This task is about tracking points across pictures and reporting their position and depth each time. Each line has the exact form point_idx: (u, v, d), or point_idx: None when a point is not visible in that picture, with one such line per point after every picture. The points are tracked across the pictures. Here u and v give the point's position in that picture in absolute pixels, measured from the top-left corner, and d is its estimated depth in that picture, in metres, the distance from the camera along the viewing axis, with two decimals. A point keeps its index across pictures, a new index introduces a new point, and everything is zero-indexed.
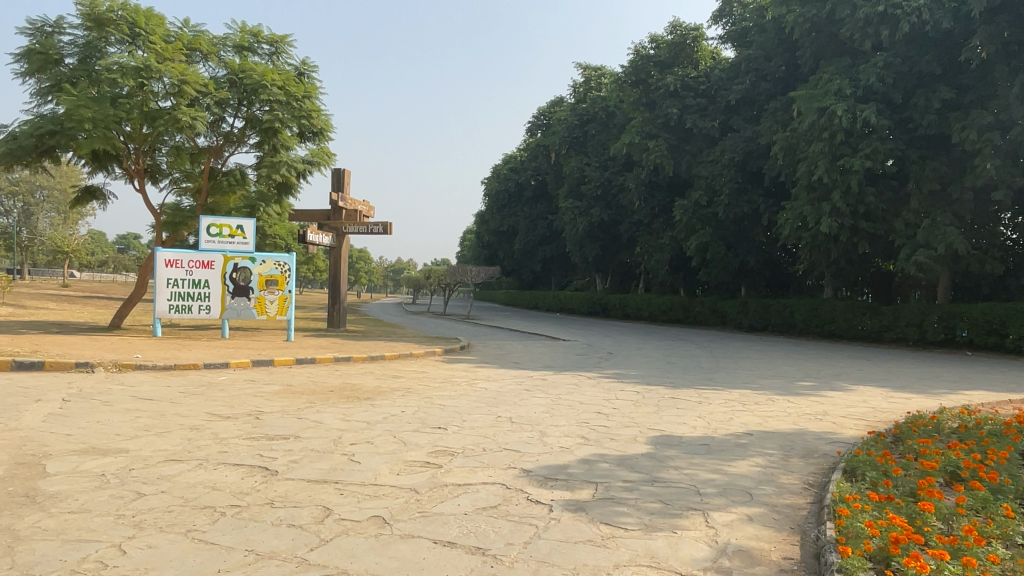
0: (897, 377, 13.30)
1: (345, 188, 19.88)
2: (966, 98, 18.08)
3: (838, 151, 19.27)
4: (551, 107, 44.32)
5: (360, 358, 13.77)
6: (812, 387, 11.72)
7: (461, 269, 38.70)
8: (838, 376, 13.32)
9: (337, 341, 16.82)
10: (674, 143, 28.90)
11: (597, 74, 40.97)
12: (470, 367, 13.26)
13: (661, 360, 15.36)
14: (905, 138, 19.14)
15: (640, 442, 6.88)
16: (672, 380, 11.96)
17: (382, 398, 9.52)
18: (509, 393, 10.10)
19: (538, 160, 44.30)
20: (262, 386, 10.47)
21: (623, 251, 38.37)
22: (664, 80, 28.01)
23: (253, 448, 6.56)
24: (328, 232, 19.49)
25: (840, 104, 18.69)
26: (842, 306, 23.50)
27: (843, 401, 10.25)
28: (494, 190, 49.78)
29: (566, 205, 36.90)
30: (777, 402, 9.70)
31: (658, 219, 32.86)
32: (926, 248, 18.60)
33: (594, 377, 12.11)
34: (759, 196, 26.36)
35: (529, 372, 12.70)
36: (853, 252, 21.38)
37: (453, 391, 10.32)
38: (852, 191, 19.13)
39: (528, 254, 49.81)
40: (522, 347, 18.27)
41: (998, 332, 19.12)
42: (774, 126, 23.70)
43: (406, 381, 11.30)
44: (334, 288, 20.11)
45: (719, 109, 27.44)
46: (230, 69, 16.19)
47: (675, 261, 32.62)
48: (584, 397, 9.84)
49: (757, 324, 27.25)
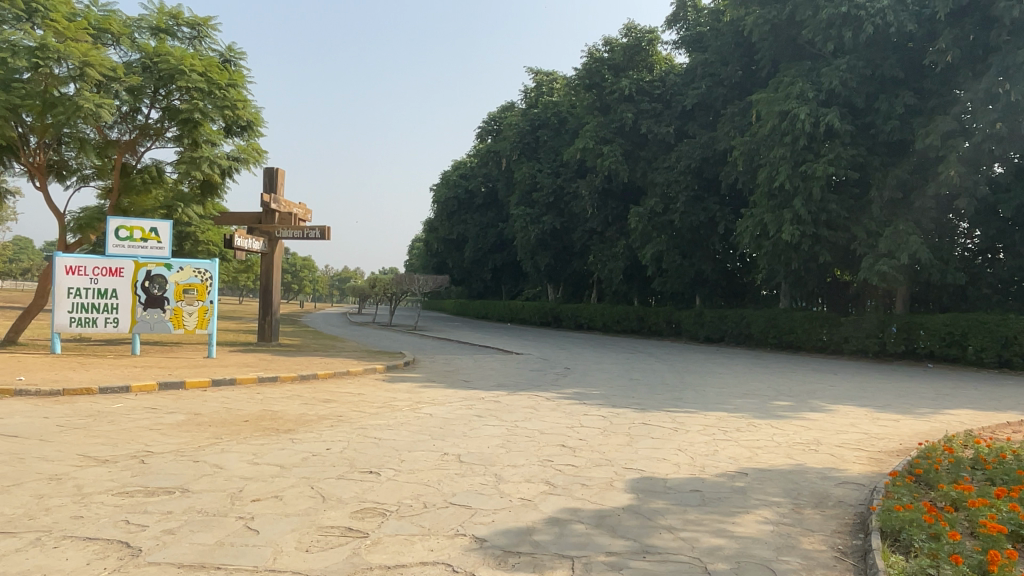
0: (874, 395, 12.41)
1: (278, 189, 18.21)
2: (929, 104, 17.54)
3: (800, 157, 18.60)
4: (501, 112, 43.13)
5: (289, 378, 12.18)
6: (791, 408, 10.67)
7: (408, 277, 37.19)
8: (812, 394, 12.35)
9: (267, 357, 15.12)
10: (629, 149, 28.09)
11: (549, 79, 40.04)
12: (412, 388, 11.81)
13: (623, 377, 14.18)
14: (866, 144, 18.49)
15: (618, 490, 5.62)
16: (639, 402, 10.75)
17: (306, 431, 8.02)
18: (457, 421, 8.72)
19: (489, 166, 43.00)
20: (164, 415, 8.85)
21: (575, 260, 37.38)
22: (619, 83, 27.15)
23: (121, 510, 5.01)
24: (259, 236, 17.80)
25: (803, 108, 18.01)
26: (800, 316, 22.91)
27: (830, 424, 9.19)
28: (443, 196, 48.25)
29: (517, 212, 35.70)
30: (761, 429, 8.57)
31: (612, 227, 31.98)
32: (888, 258, 18.06)
33: (553, 399, 10.82)
34: (716, 203, 25.73)
35: (480, 393, 11.35)
36: (812, 262, 20.71)
37: (392, 418, 8.88)
38: (814, 198, 18.56)
39: (478, 263, 48.51)
40: (472, 362, 16.90)
41: (959, 344, 18.70)
42: (732, 132, 23.06)
43: (337, 406, 9.81)
44: (266, 298, 18.35)
45: (674, 114, 26.69)
46: (144, 52, 14.35)
47: (629, 270, 31.83)
48: (544, 424, 8.55)
49: (713, 335, 26.51)
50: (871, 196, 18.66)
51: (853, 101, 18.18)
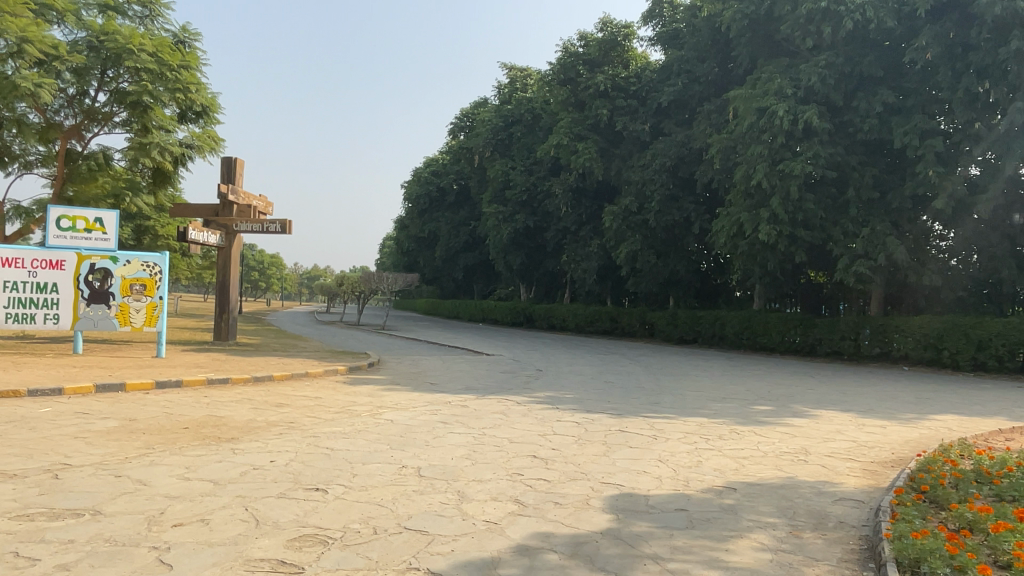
0: (856, 399, 11.98)
1: (237, 180, 17.36)
2: (907, 103, 17.29)
3: (778, 155, 18.23)
4: (474, 108, 42.33)
5: (242, 380, 11.38)
6: (773, 413, 10.15)
7: (376, 273, 36.21)
8: (793, 398, 11.87)
9: (223, 357, 14.26)
10: (604, 146, 27.61)
11: (523, 75, 39.38)
12: (374, 391, 11.07)
13: (597, 379, 13.60)
14: (844, 143, 18.18)
15: (595, 509, 4.99)
16: (616, 406, 10.16)
17: (252, 439, 7.27)
18: (420, 428, 8.03)
19: (461, 163, 42.20)
20: (95, 421, 8.03)
21: (548, 259, 36.83)
22: (594, 79, 26.65)
23: (14, 538, 4.24)
24: (215, 230, 16.93)
25: (781, 105, 17.61)
26: (775, 318, 22.60)
27: (817, 431, 8.69)
28: (415, 193, 47.34)
29: (489, 210, 35.00)
30: (746, 437, 8.02)
31: (585, 226, 31.50)
32: (865, 259, 17.83)
33: (524, 403, 10.18)
34: (691, 203, 25.34)
35: (446, 396, 10.66)
36: (788, 263, 20.38)
37: (349, 425, 8.16)
38: (792, 197, 18.15)
39: (450, 262, 47.74)
40: (439, 363, 16.20)
41: (934, 347, 18.48)
42: (708, 130, 22.67)
43: (291, 411, 9.05)
44: (222, 296, 17.43)
45: (649, 112, 26.25)
46: (90, 30, 13.43)
47: (603, 270, 31.36)
48: (515, 432, 7.92)
49: (687, 336, 26.12)
50: (848, 195, 18.38)
51: (832, 98, 17.84)
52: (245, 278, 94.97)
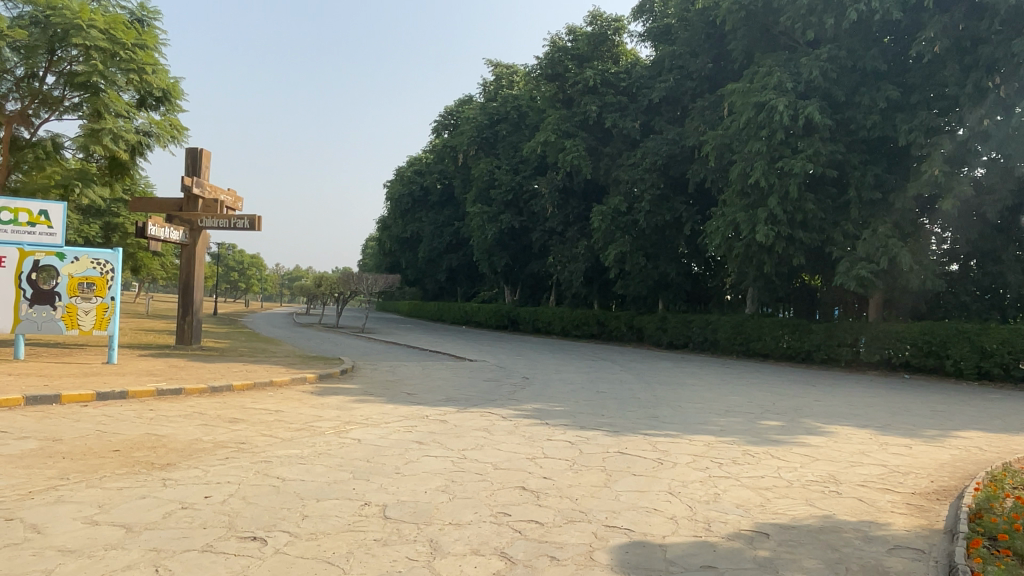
0: (868, 413, 11.07)
1: (203, 172, 16.19)
2: (912, 99, 16.55)
3: (777, 152, 17.43)
4: (459, 105, 41.20)
5: (196, 391, 10.24)
6: (785, 430, 9.20)
7: (355, 274, 35.03)
8: (801, 411, 10.93)
9: (181, 363, 13.10)
10: (592, 144, 26.70)
11: (509, 72, 38.38)
12: (343, 403, 9.98)
13: (588, 389, 12.59)
14: (846, 141, 17.40)
15: (602, 568, 3.97)
16: (612, 422, 9.16)
17: (191, 466, 6.17)
18: (390, 450, 6.97)
19: (445, 162, 41.08)
20: (10, 441, 6.90)
21: (534, 261, 35.83)
22: (583, 74, 25.72)
23: None
24: (178, 225, 15.77)
25: (781, 99, 16.76)
26: (769, 323, 21.77)
27: (840, 453, 7.74)
28: (397, 193, 46.14)
29: (474, 209, 33.91)
30: (763, 461, 7.05)
31: (572, 227, 30.61)
32: (867, 262, 17.06)
33: (510, 419, 9.15)
34: (682, 203, 24.47)
35: (423, 410, 9.60)
36: (785, 266, 19.56)
37: (310, 447, 7.08)
38: (791, 196, 17.34)
39: (433, 263, 46.64)
40: (419, 370, 15.13)
41: (936, 354, 17.71)
42: (701, 127, 21.81)
43: (244, 429, 7.95)
44: (186, 295, 16.20)
45: (640, 109, 25.33)
46: (35, 4, 12.26)
47: (590, 272, 30.45)
48: (500, 455, 6.89)
49: (677, 341, 25.23)
50: (849, 195, 17.60)
51: (834, 94, 17.06)
52: (224, 278, 93.06)
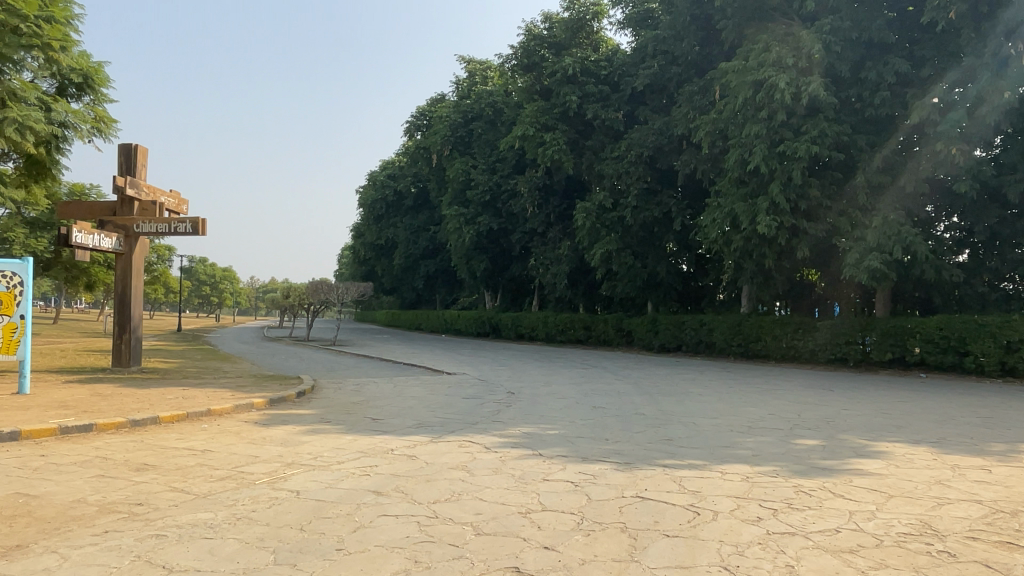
0: (912, 424, 9.48)
1: (139, 171, 14.30)
2: (923, 72, 15.24)
3: (777, 135, 15.99)
4: (431, 104, 39.30)
5: (111, 426, 8.42)
6: (829, 451, 7.55)
7: (323, 284, 32.88)
8: (836, 425, 9.30)
9: (110, 389, 11.26)
10: (573, 137, 25.15)
11: (482, 68, 36.80)
12: (291, 437, 8.19)
13: (584, 405, 10.89)
14: (851, 121, 15.96)
15: None
16: (619, 449, 7.49)
17: (46, 552, 4.37)
18: (335, 508, 5.22)
19: (418, 165, 39.31)
20: None
21: (514, 264, 34.17)
22: (562, 62, 24.17)
23: None
24: (111, 232, 13.89)
25: (783, 75, 15.29)
26: (769, 322, 20.30)
27: (915, 485, 6.11)
28: (370, 198, 44.25)
29: (450, 212, 32.17)
30: (827, 505, 5.39)
31: (554, 227, 29.11)
32: (878, 252, 15.65)
33: (495, 451, 7.42)
34: (671, 196, 22.98)
35: (387, 442, 7.84)
36: (787, 260, 18.11)
37: (229, 507, 5.31)
38: (794, 182, 15.92)
39: (409, 270, 44.83)
40: (390, 387, 13.36)
41: (955, 350, 16.29)
42: (690, 113, 20.30)
43: (151, 480, 6.15)
44: (122, 311, 14.28)
45: (623, 98, 23.80)
46: None
47: (574, 274, 28.91)
48: (483, 510, 5.18)
49: (669, 344, 23.70)
50: (856, 180, 16.19)
51: (837, 69, 15.67)
52: (195, 292, 90.25)
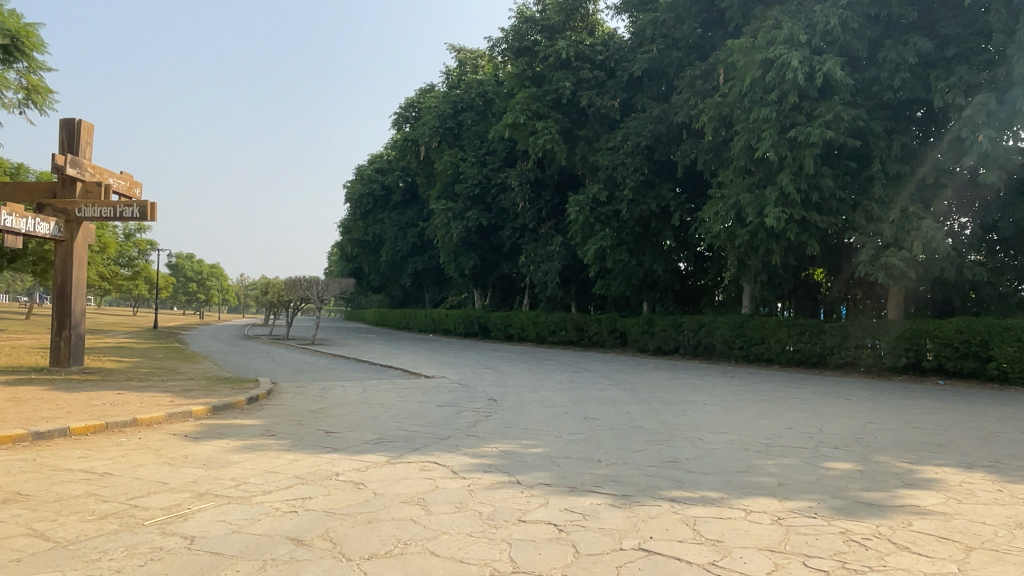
0: (953, 441, 8.16)
1: (83, 149, 12.86)
2: (947, 52, 13.94)
3: (787, 120, 14.69)
4: (420, 96, 37.86)
5: (6, 439, 7.02)
6: (870, 481, 6.19)
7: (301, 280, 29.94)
8: (868, 443, 7.95)
9: (33, 393, 9.85)
10: (566, 127, 23.82)
11: (473, 57, 35.44)
12: (219, 458, 6.80)
13: (574, 416, 9.54)
14: (868, 105, 14.66)
15: None
16: (615, 475, 6.11)
17: None
18: (229, 570, 3.83)
19: (406, 158, 37.88)
20: None
21: (505, 262, 32.83)
22: (555, 46, 22.80)
23: None
24: (48, 216, 12.48)
25: (796, 53, 14.01)
26: (772, 323, 19.01)
27: (993, 531, 4.75)
28: (357, 193, 42.79)
29: (437, 206, 30.75)
30: (893, 564, 4.04)
31: (546, 223, 27.84)
32: (895, 248, 14.36)
33: (463, 477, 6.05)
34: (669, 189, 21.69)
35: (334, 464, 6.47)
36: (794, 257, 16.83)
37: (86, 567, 3.91)
38: (805, 171, 14.65)
39: (397, 267, 43.48)
40: (358, 392, 11.99)
41: (976, 355, 15.02)
42: (691, 99, 18.98)
43: (12, 519, 4.77)
44: (61, 304, 12.85)
45: (619, 85, 22.48)
46: None
47: (566, 271, 27.61)
48: (431, 572, 3.81)
49: (665, 346, 22.42)
50: (871, 169, 14.92)
51: (854, 48, 14.35)
52: (182, 290, 88.71)
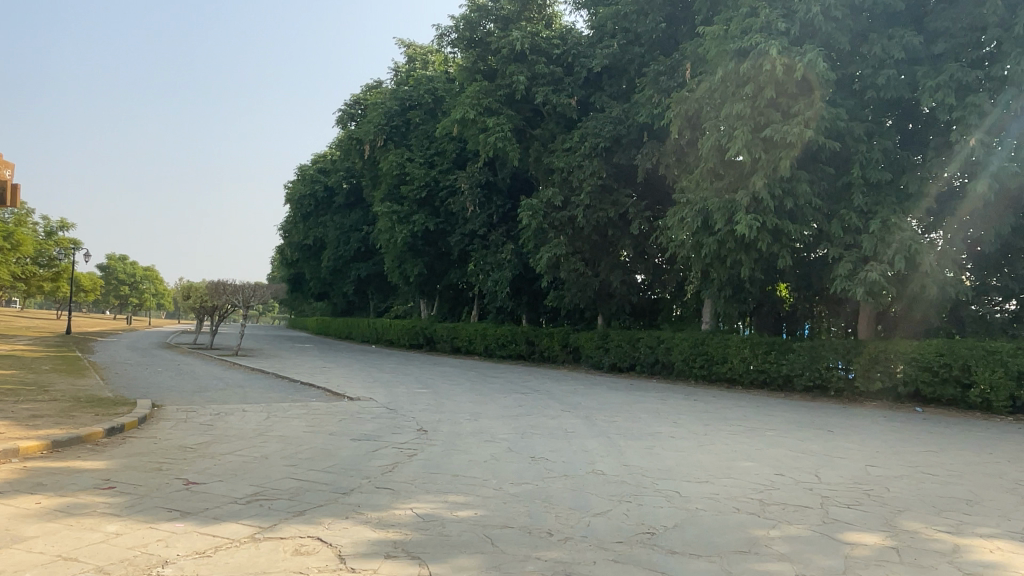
0: (984, 496, 6.60)
1: None
2: (936, 49, 12.71)
3: (762, 117, 13.29)
4: (367, 92, 35.69)
5: None
6: (916, 569, 4.51)
7: (226, 285, 27.04)
8: (884, 500, 6.33)
9: None
10: (520, 126, 22.16)
11: (423, 53, 33.61)
12: (9, 530, 4.78)
13: (519, 457, 7.71)
14: (849, 104, 13.36)
15: None
16: (570, 564, 4.29)
17: None
18: None
19: (350, 158, 35.62)
20: None
21: (454, 269, 30.85)
22: (509, 36, 21.12)
23: None
24: None
25: (774, 43, 12.66)
26: (736, 340, 17.57)
27: None
28: (298, 193, 40.23)
29: (381, 208, 28.70)
30: None
31: (496, 229, 26.11)
32: (875, 262, 13.03)
33: (351, 569, 4.16)
34: (628, 195, 20.18)
35: (171, 545, 4.52)
36: (764, 269, 15.45)
37: None
38: (780, 173, 13.27)
39: (340, 273, 41.10)
40: (262, 419, 9.98)
41: (956, 381, 13.80)
42: (655, 98, 17.49)
43: None
44: None
45: (577, 82, 20.93)
46: None
47: (517, 281, 25.87)
48: None
49: (621, 363, 20.86)
50: (850, 176, 13.61)
51: (835, 41, 13.03)
52: (113, 294, 83.88)
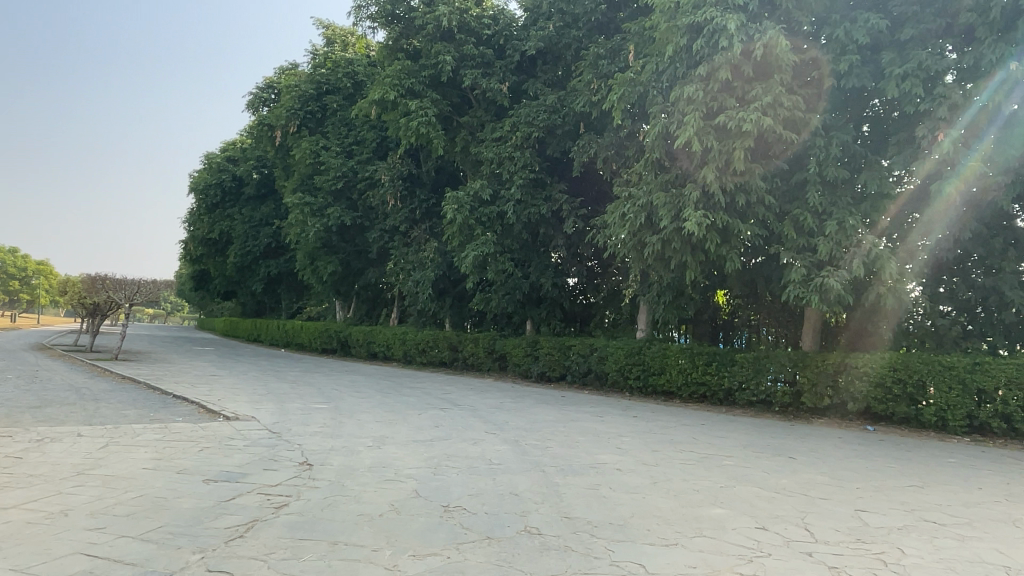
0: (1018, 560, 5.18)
1: None
2: (902, 36, 11.67)
3: (716, 101, 11.90)
4: (281, 75, 32.95)
5: None
6: None
7: (107, 279, 23.75)
8: (908, 570, 4.80)
9: None
10: (446, 112, 20.27)
11: (344, 35, 31.30)
12: None
13: (428, 506, 5.83)
14: (808, 91, 12.13)
15: None
16: None
17: None
18: None
19: (261, 146, 32.78)
20: None
21: (372, 268, 28.57)
22: (435, 12, 19.23)
23: None
24: None
25: (733, 17, 11.30)
26: (676, 350, 16.18)
27: None
28: (202, 183, 36.90)
29: (292, 200, 26.12)
30: None
31: (419, 225, 24.05)
32: (832, 267, 11.81)
33: None
34: (562, 191, 18.58)
35: None
36: (708, 272, 14.08)
37: None
38: (733, 164, 11.90)
39: (249, 271, 37.96)
40: (95, 448, 7.68)
41: (910, 398, 12.79)
42: (595, 83, 15.98)
43: None
44: None
45: (508, 66, 19.27)
46: None
47: (441, 283, 23.95)
48: None
49: (551, 373, 19.23)
50: (805, 173, 12.41)
51: (795, 21, 11.82)
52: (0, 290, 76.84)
